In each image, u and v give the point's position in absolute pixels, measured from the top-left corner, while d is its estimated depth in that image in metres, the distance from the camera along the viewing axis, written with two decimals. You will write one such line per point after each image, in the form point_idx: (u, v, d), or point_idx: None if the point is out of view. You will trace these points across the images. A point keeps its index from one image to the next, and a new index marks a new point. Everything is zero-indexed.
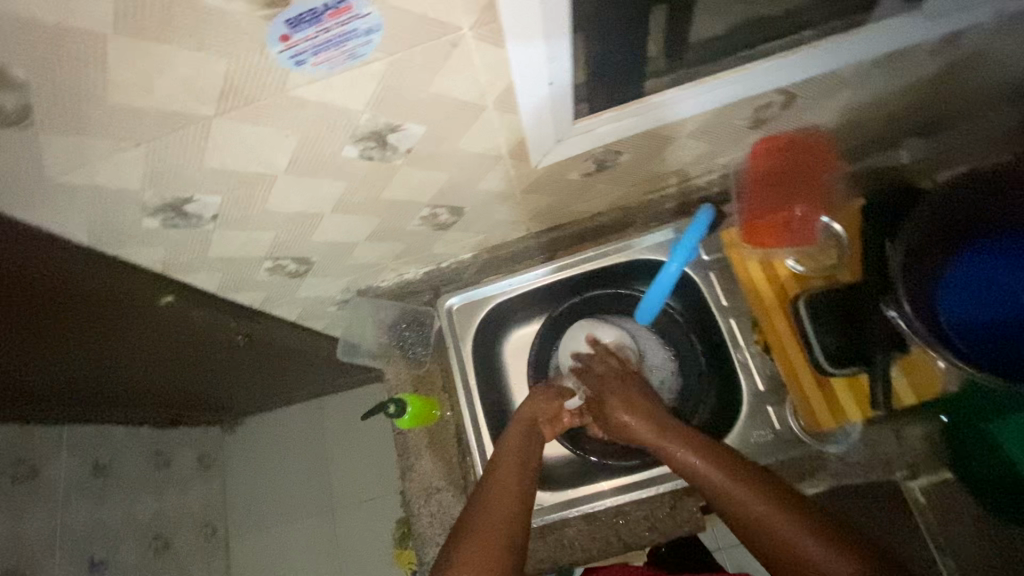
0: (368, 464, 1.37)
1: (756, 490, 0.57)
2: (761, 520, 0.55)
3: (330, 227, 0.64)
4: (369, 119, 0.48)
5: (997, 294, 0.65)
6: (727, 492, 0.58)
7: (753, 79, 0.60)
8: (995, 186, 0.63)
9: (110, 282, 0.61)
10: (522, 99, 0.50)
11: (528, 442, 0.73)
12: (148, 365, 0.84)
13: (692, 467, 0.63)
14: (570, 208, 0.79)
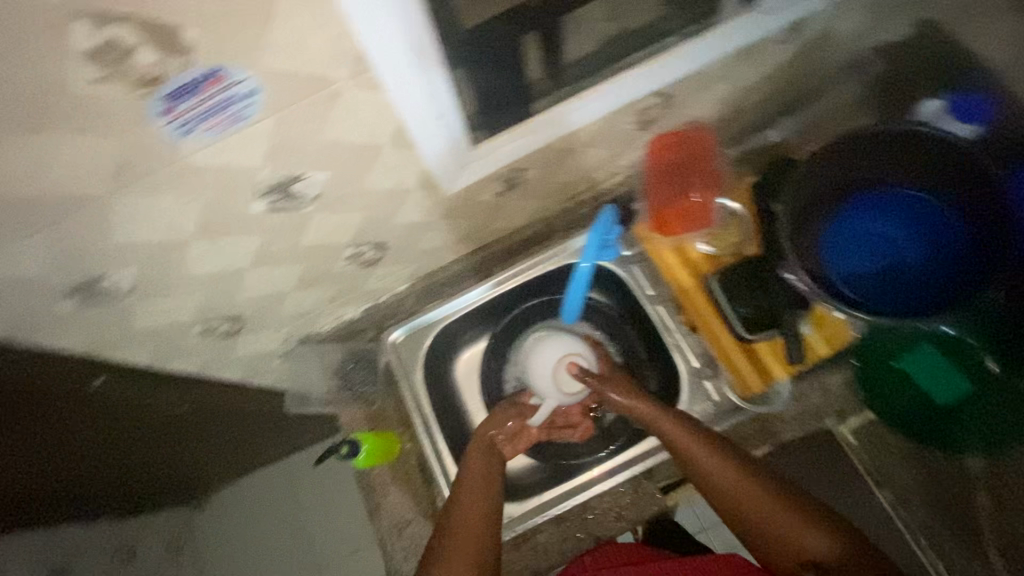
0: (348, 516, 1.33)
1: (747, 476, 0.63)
2: (750, 502, 0.62)
3: (255, 281, 0.65)
4: (269, 173, 0.50)
5: (877, 244, 0.72)
6: (721, 482, 0.63)
7: (629, 86, 0.66)
8: (850, 151, 0.70)
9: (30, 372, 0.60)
10: (414, 134, 0.54)
11: (489, 460, 0.74)
12: (90, 453, 0.81)
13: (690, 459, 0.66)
14: (491, 227, 0.82)
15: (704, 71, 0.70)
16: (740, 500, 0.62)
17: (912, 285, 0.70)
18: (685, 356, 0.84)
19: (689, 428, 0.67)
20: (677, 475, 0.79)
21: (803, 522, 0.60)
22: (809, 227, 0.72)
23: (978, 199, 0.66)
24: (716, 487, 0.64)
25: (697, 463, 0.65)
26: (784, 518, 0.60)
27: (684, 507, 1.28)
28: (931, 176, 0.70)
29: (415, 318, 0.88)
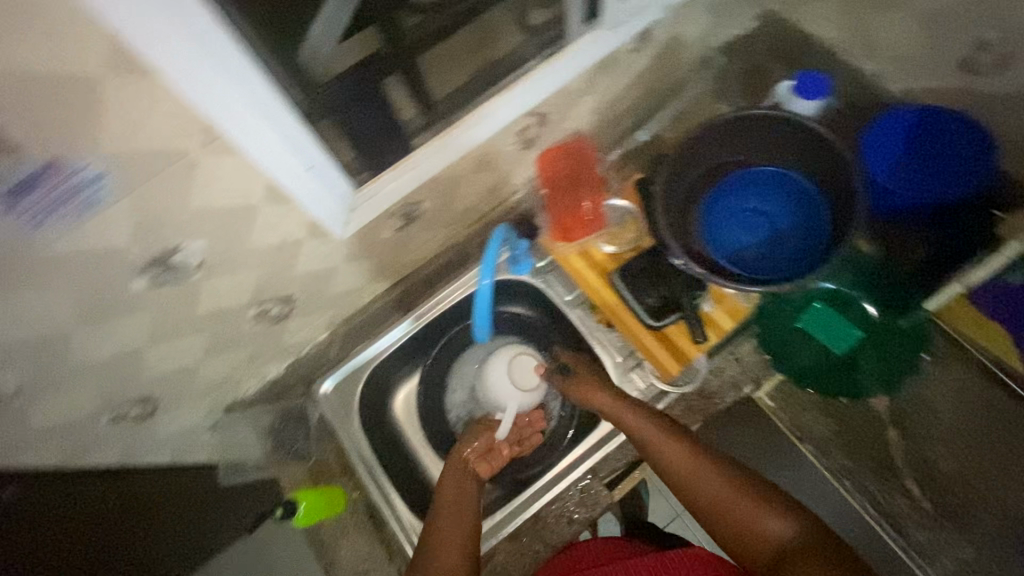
0: None
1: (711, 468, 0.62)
2: (711, 493, 0.61)
3: (159, 357, 0.65)
4: (142, 250, 0.50)
5: (756, 219, 0.79)
6: (688, 474, 0.63)
7: (498, 110, 0.69)
8: (712, 140, 0.76)
9: None
10: (287, 189, 0.55)
11: (465, 485, 0.74)
12: None
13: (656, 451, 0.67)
14: (400, 262, 0.84)
15: (569, 88, 0.74)
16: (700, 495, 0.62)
17: (789, 252, 0.77)
18: (608, 354, 0.86)
19: (655, 426, 0.69)
20: (619, 468, 0.81)
21: (758, 512, 0.58)
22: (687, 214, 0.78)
23: (826, 166, 0.74)
24: (682, 483, 0.64)
25: (665, 456, 0.66)
26: (738, 510, 0.59)
27: (653, 498, 1.31)
28: (787, 151, 0.77)
29: (343, 365, 0.87)
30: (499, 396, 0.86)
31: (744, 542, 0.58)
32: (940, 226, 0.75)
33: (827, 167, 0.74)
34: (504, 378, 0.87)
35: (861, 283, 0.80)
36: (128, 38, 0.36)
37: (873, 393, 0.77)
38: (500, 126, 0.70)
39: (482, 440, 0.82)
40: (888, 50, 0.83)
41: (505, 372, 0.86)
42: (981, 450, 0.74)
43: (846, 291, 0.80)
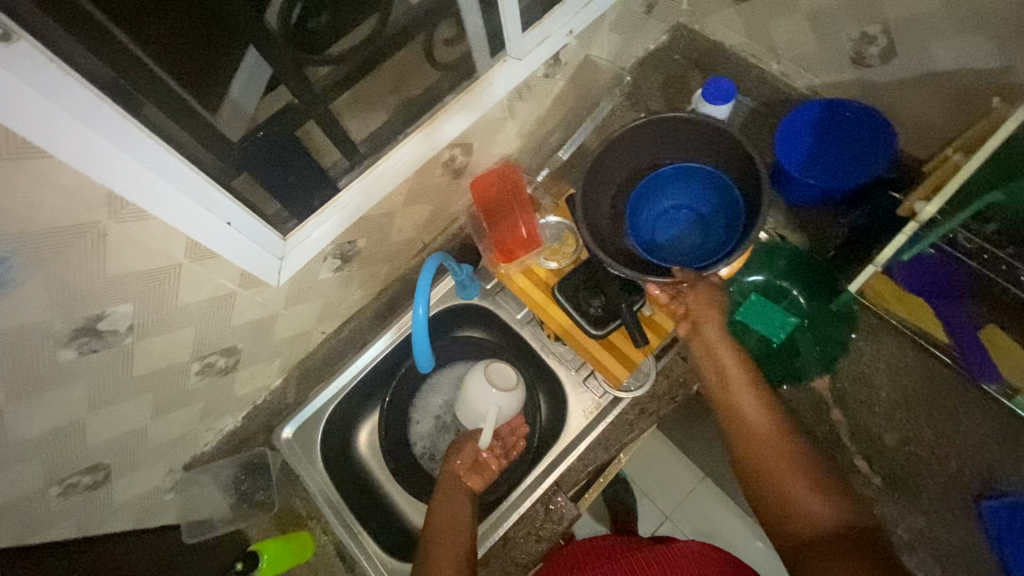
0: None
1: (798, 464, 0.65)
2: (782, 480, 0.65)
3: (102, 423, 0.65)
4: (65, 322, 0.51)
5: (680, 213, 0.83)
6: (771, 460, 0.66)
7: (418, 146, 0.71)
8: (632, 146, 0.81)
9: None
10: (211, 246, 0.56)
11: (454, 502, 0.77)
12: None
13: (748, 429, 0.68)
14: (347, 300, 0.85)
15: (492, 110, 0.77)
16: (766, 465, 0.66)
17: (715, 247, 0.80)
18: (562, 367, 0.89)
19: (746, 390, 0.70)
20: (582, 479, 0.82)
21: (820, 500, 0.63)
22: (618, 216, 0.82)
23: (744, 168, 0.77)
24: (751, 447, 0.67)
25: (752, 435, 0.68)
26: (800, 490, 0.63)
27: (641, 503, 1.31)
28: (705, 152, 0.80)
29: (301, 409, 0.88)
30: (478, 408, 0.84)
31: (789, 516, 0.64)
32: (850, 212, 0.81)
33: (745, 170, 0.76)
34: (480, 390, 0.84)
35: (787, 272, 0.86)
36: (12, 127, 0.37)
37: (813, 376, 0.79)
38: (434, 150, 0.72)
39: (467, 454, 0.82)
40: (788, 50, 0.87)
41: (478, 386, 0.84)
42: (915, 425, 0.76)
43: (776, 280, 0.86)
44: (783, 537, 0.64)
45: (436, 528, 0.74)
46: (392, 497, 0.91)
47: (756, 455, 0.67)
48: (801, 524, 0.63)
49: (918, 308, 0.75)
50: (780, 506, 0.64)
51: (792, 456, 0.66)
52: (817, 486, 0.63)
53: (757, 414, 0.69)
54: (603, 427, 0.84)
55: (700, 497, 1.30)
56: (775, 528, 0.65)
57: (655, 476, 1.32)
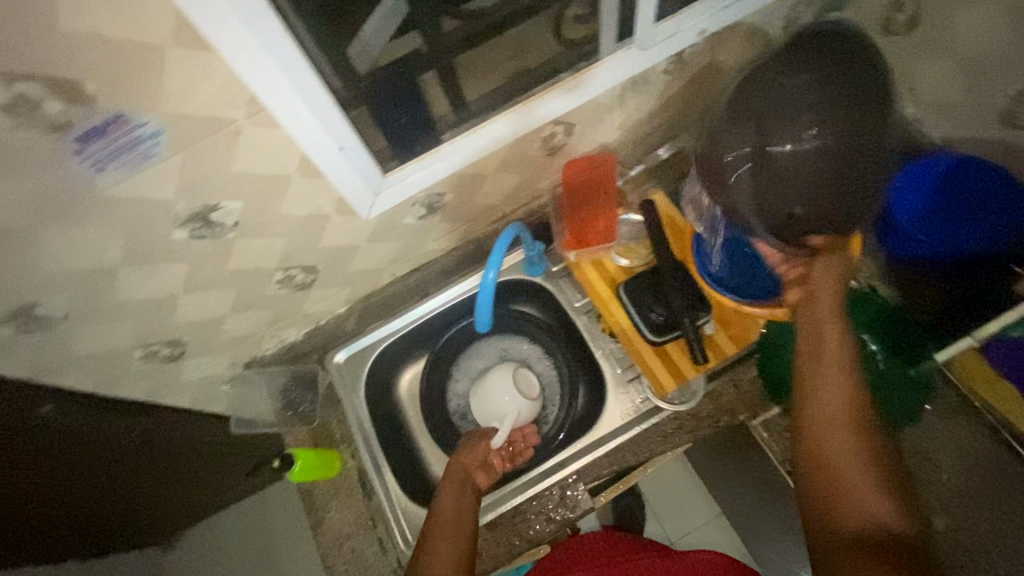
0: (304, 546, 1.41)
1: (871, 465, 0.57)
2: (843, 475, 0.57)
3: (190, 305, 0.71)
4: (185, 204, 0.57)
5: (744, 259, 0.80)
6: (839, 455, 0.58)
7: (523, 119, 0.72)
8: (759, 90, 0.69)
9: None
10: (321, 165, 0.60)
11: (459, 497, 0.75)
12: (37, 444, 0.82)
13: (826, 418, 0.60)
14: (422, 249, 0.89)
15: (567, 92, 0.73)
16: (823, 450, 0.59)
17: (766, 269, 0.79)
18: (608, 363, 0.89)
19: (841, 377, 0.60)
20: (604, 475, 0.82)
21: (876, 502, 0.55)
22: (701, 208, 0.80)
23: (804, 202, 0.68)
24: (823, 434, 0.59)
25: (826, 424, 0.59)
26: (861, 491, 0.56)
27: (649, 521, 1.30)
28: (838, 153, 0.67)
29: (355, 340, 0.94)
30: (504, 402, 0.88)
31: (835, 512, 0.56)
32: (959, 278, 0.76)
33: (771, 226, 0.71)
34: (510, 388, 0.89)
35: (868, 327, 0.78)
36: (191, 16, 0.42)
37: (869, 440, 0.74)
38: (532, 126, 0.73)
39: (479, 450, 0.82)
40: (931, 95, 0.82)
41: (507, 382, 0.89)
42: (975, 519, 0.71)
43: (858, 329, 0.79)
44: (811, 519, 0.59)
45: (437, 518, 0.73)
46: (418, 443, 0.95)
47: (822, 442, 0.59)
48: (844, 520, 0.56)
49: (1009, 398, 0.71)
50: (829, 501, 0.57)
51: (866, 454, 0.57)
52: (879, 487, 0.55)
53: (839, 397, 0.60)
54: (638, 432, 0.83)
55: (712, 533, 1.27)
56: (815, 518, 0.58)
57: (670, 498, 1.30)
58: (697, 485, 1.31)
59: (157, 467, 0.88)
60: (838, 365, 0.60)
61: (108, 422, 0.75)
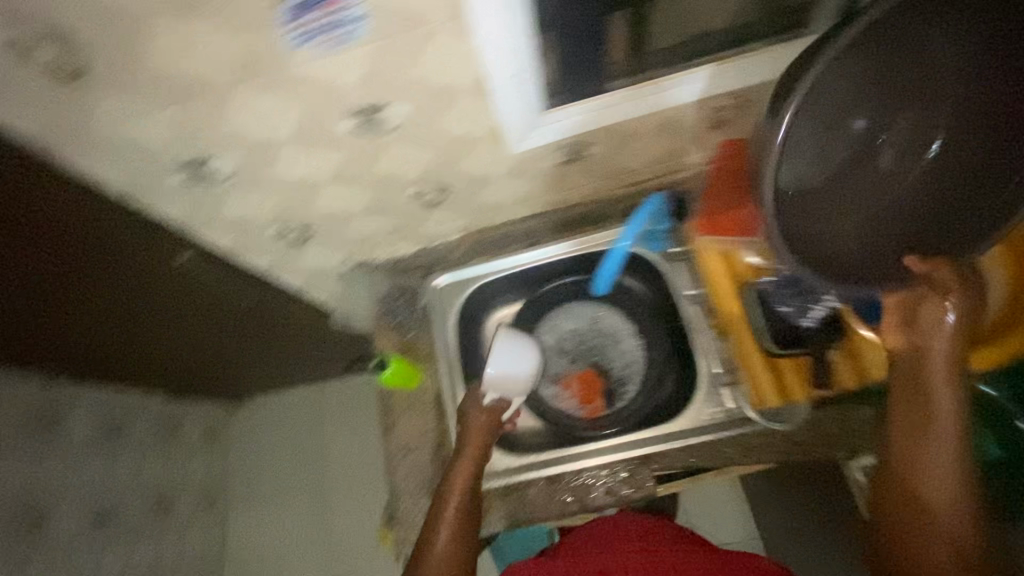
0: (368, 438, 1.68)
1: (957, 500, 0.54)
2: (927, 506, 0.55)
3: (328, 196, 0.73)
4: (360, 96, 0.57)
5: None
6: (925, 487, 0.55)
7: (696, 86, 0.67)
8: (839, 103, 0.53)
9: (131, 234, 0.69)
10: (493, 86, 0.58)
11: (471, 469, 0.76)
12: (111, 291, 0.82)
13: (922, 450, 0.55)
14: (549, 195, 0.86)
15: (762, 65, 0.66)
16: (908, 480, 0.56)
17: None
18: (706, 360, 0.84)
19: (945, 408, 0.55)
20: (675, 467, 0.80)
21: (955, 536, 0.53)
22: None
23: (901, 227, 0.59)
24: (913, 464, 0.56)
25: (920, 454, 0.56)
26: (944, 524, 0.54)
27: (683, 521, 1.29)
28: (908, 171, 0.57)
29: (460, 269, 0.95)
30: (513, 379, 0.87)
31: (912, 542, 0.55)
32: None
33: (915, 216, 0.59)
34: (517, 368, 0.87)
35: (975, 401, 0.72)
36: None
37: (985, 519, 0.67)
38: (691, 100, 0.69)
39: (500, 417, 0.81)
40: None
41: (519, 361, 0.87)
42: None
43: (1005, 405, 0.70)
44: (883, 539, 0.58)
45: (446, 488, 0.75)
46: None
47: (909, 500, 0.56)
48: (918, 549, 0.55)
49: None
50: (908, 530, 0.56)
51: (958, 490, 0.54)
52: (962, 521, 0.54)
53: (941, 430, 0.55)
54: (722, 437, 0.80)
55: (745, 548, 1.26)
56: (888, 540, 0.58)
57: (711, 506, 1.28)
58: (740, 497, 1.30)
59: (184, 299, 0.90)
60: (945, 398, 0.55)
61: (224, 285, 0.90)
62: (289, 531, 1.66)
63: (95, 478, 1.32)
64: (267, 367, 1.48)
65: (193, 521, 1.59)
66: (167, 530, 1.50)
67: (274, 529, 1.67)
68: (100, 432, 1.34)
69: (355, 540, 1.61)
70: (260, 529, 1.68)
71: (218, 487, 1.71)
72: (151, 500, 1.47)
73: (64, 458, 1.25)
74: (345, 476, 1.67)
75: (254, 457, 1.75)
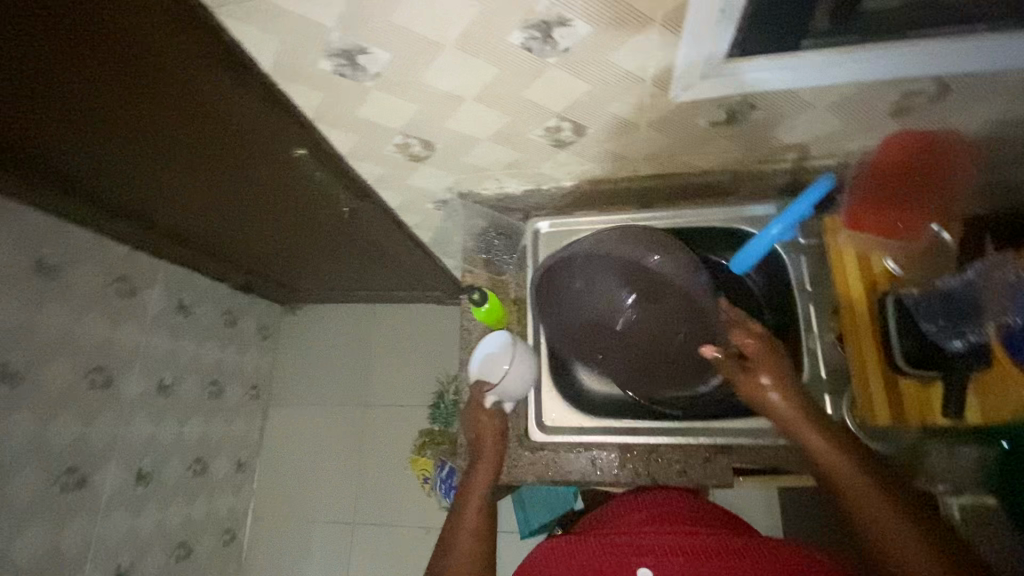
0: (415, 367, 1.71)
1: (887, 499, 0.61)
2: (882, 523, 0.59)
3: (464, 116, 0.70)
4: (545, 7, 0.51)
5: None
6: (863, 502, 0.61)
7: (904, 60, 0.59)
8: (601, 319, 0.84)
9: (251, 104, 0.66)
10: (690, 20, 0.52)
11: (484, 479, 0.76)
12: (186, 153, 0.79)
13: (837, 474, 0.64)
14: (682, 158, 0.80)
15: (987, 50, 0.57)
16: (859, 505, 0.61)
17: None
18: (811, 362, 0.80)
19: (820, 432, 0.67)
20: (756, 463, 0.78)
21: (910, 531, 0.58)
22: (1011, 262, 0.63)
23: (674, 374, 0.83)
24: (847, 490, 0.63)
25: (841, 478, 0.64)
26: (901, 527, 0.58)
27: None
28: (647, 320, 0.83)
29: (564, 218, 0.91)
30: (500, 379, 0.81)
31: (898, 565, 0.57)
32: None
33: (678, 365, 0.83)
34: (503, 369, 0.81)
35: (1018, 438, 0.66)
36: None
37: None
38: (890, 75, 0.61)
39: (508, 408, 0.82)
40: None
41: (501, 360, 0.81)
42: None
43: None
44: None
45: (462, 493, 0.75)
46: None
47: (871, 518, 0.60)
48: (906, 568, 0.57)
49: None
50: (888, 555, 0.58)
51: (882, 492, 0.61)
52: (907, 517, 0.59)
53: (829, 450, 0.65)
54: None
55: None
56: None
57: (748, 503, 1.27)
58: (767, 501, 1.39)
59: (253, 176, 0.87)
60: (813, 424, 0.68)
61: (318, 188, 0.90)
62: (325, 436, 1.73)
63: (162, 350, 1.38)
64: (329, 278, 1.50)
65: (240, 407, 1.67)
66: (216, 412, 1.58)
67: (311, 432, 1.74)
68: (172, 309, 1.40)
69: (386, 459, 1.66)
70: (298, 428, 1.76)
71: (265, 383, 1.78)
72: (206, 381, 1.54)
73: (139, 326, 1.30)
74: (386, 397, 1.71)
75: (302, 362, 1.81)
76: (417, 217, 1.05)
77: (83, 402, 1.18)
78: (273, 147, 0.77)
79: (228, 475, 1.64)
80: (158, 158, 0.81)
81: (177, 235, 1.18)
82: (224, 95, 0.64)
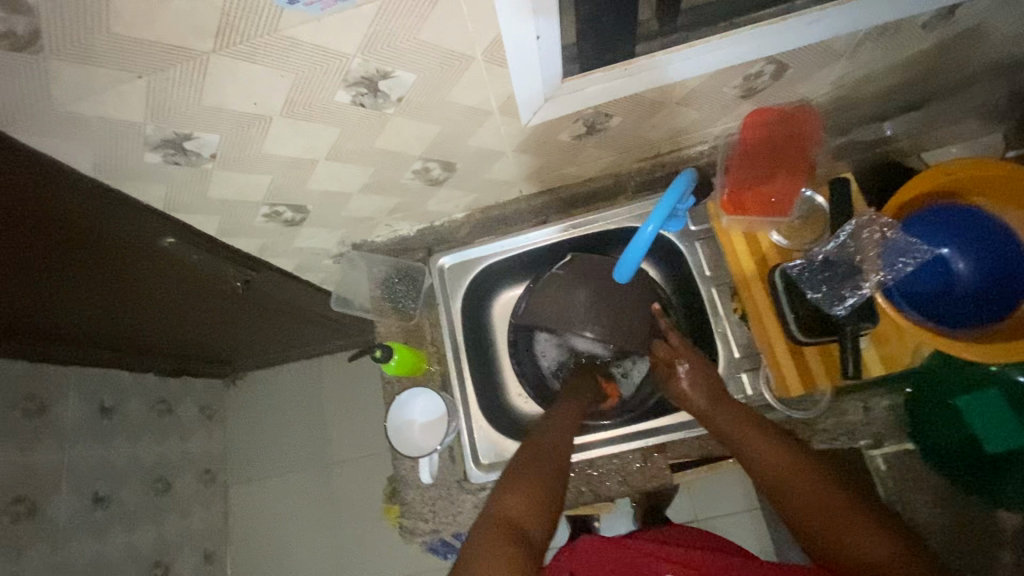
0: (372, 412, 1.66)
1: (813, 475, 0.61)
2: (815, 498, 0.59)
3: (324, 176, 0.67)
4: (360, 65, 0.50)
5: (927, 278, 0.67)
6: (786, 482, 0.61)
7: (734, 49, 0.60)
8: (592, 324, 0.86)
9: (88, 208, 0.62)
10: (510, 51, 0.52)
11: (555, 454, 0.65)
12: (40, 264, 0.74)
13: (762, 457, 0.64)
14: (561, 170, 0.81)
15: (804, 27, 0.59)
16: (788, 480, 0.61)
17: (949, 302, 0.65)
18: (725, 345, 0.81)
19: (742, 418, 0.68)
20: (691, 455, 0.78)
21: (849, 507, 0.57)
22: (875, 221, 0.66)
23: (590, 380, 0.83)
24: (781, 475, 0.62)
25: (763, 458, 0.64)
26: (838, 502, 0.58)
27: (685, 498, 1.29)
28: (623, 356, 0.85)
29: (463, 249, 0.90)
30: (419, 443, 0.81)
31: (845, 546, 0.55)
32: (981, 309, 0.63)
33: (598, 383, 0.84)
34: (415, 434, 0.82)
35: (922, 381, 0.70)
36: None
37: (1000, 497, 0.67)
38: (727, 65, 0.62)
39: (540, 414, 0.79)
40: None
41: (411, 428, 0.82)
42: None
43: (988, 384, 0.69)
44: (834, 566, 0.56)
45: (518, 473, 0.61)
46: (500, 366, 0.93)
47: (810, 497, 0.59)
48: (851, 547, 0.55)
49: None
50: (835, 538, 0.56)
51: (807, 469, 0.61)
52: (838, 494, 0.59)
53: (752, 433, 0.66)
54: None
55: (736, 523, 1.39)
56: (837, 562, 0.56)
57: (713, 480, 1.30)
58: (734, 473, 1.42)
59: (126, 271, 0.82)
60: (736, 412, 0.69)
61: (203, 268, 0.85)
62: (291, 502, 1.66)
63: (91, 459, 1.29)
64: (259, 344, 1.44)
65: (194, 495, 1.59)
66: (169, 508, 1.49)
67: (277, 503, 1.67)
68: (93, 415, 1.31)
69: (360, 513, 1.61)
70: (261, 501, 1.68)
71: (220, 464, 1.70)
72: (149, 479, 1.45)
73: (59, 442, 1.22)
74: (347, 450, 1.66)
75: (253, 432, 1.73)
76: (322, 273, 1.01)
77: (8, 538, 1.09)
78: (132, 242, 0.73)
79: (197, 569, 1.55)
80: (10, 276, 0.75)
81: (72, 340, 1.10)
82: (50, 204, 0.59)
